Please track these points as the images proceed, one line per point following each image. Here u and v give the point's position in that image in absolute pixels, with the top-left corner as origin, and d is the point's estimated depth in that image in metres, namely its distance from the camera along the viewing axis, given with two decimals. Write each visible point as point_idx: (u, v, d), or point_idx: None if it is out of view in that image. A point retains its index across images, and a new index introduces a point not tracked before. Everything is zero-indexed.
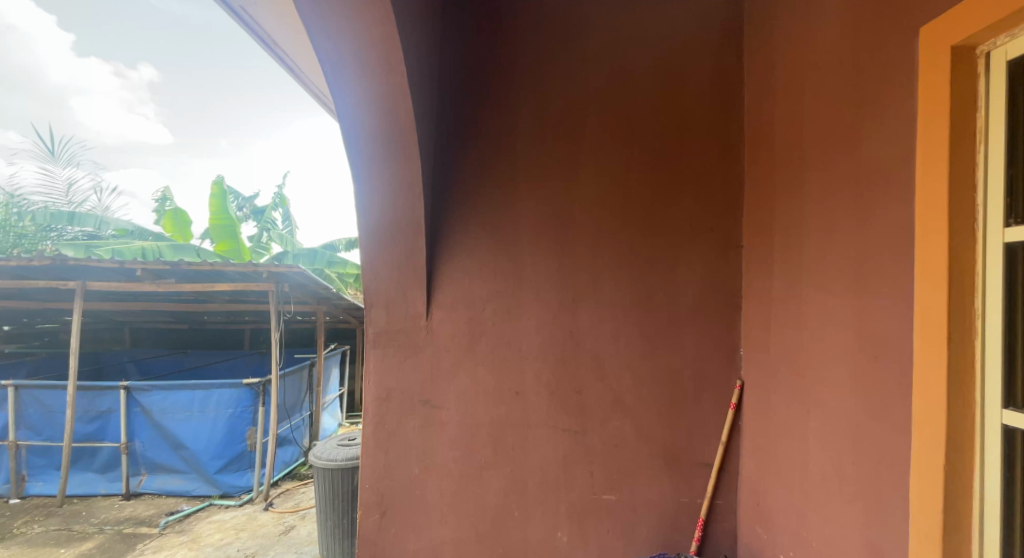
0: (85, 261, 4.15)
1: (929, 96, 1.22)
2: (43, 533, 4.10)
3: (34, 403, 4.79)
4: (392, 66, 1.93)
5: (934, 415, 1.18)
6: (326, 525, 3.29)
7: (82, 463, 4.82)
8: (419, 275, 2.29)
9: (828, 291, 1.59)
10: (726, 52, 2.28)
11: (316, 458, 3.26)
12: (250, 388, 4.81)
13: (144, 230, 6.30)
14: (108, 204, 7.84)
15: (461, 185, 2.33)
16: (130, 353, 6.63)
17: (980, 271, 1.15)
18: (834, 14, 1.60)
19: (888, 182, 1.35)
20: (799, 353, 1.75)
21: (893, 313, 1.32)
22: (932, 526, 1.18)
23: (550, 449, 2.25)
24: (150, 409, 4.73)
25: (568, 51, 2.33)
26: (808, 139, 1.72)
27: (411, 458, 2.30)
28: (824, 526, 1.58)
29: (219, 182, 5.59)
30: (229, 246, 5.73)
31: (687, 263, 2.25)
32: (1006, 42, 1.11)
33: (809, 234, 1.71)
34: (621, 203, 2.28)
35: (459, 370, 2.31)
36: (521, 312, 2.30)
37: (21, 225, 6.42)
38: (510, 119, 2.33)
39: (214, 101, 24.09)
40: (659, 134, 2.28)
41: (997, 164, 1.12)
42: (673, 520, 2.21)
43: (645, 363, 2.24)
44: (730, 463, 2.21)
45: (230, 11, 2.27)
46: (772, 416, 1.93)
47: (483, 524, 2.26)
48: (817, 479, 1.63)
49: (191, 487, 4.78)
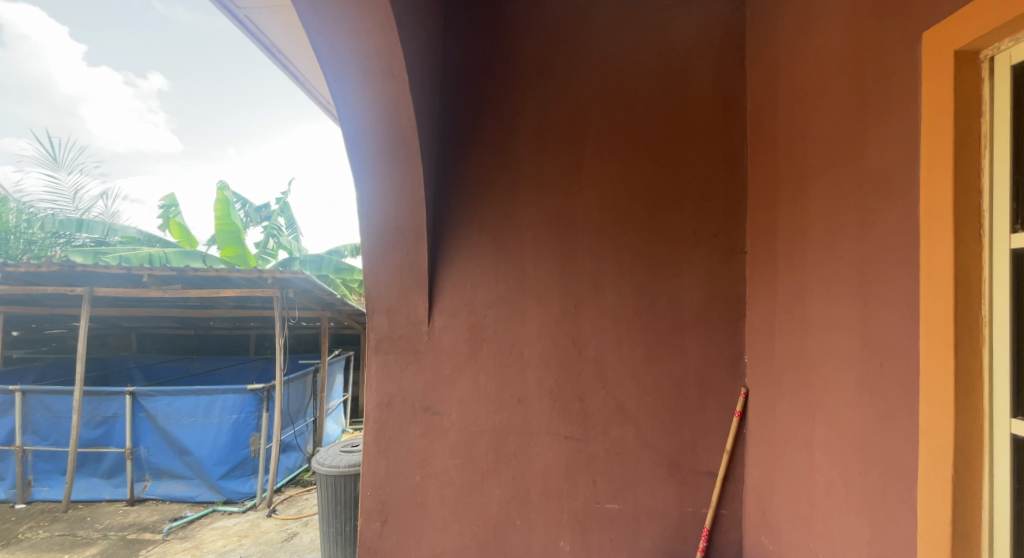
0: (93, 266, 4.16)
1: (931, 102, 1.21)
2: (48, 538, 4.10)
3: (41, 408, 4.84)
4: (392, 72, 1.94)
5: (942, 426, 1.16)
6: (328, 531, 3.28)
7: (87, 468, 4.83)
8: (419, 279, 2.29)
9: (834, 295, 1.57)
10: (728, 55, 2.28)
11: (318, 465, 3.24)
12: (255, 394, 4.82)
13: (151, 238, 6.27)
14: (115, 210, 7.93)
15: (462, 191, 2.33)
16: (136, 357, 6.69)
17: (986, 280, 1.13)
18: (836, 18, 1.60)
19: (890, 191, 1.35)
20: (805, 361, 1.72)
21: (898, 321, 1.31)
22: (941, 539, 1.15)
23: (553, 456, 2.24)
24: (155, 414, 4.74)
25: (568, 56, 2.34)
26: (812, 143, 1.71)
27: (412, 465, 2.29)
28: (829, 536, 1.56)
29: (225, 188, 5.61)
30: (235, 252, 5.74)
31: (690, 270, 2.23)
32: (1010, 46, 1.11)
33: (812, 241, 1.70)
34: (624, 208, 2.27)
35: (460, 376, 2.30)
36: (523, 317, 2.29)
37: (32, 232, 6.31)
38: (512, 124, 2.34)
39: (223, 110, 24.48)
40: (659, 138, 2.28)
41: (1002, 169, 1.12)
42: (677, 529, 2.18)
43: (648, 371, 2.22)
44: (735, 472, 2.19)
45: (235, 19, 2.30)
46: (776, 425, 1.92)
47: (484, 532, 2.24)
48: (823, 488, 1.60)
49: (195, 493, 4.77)
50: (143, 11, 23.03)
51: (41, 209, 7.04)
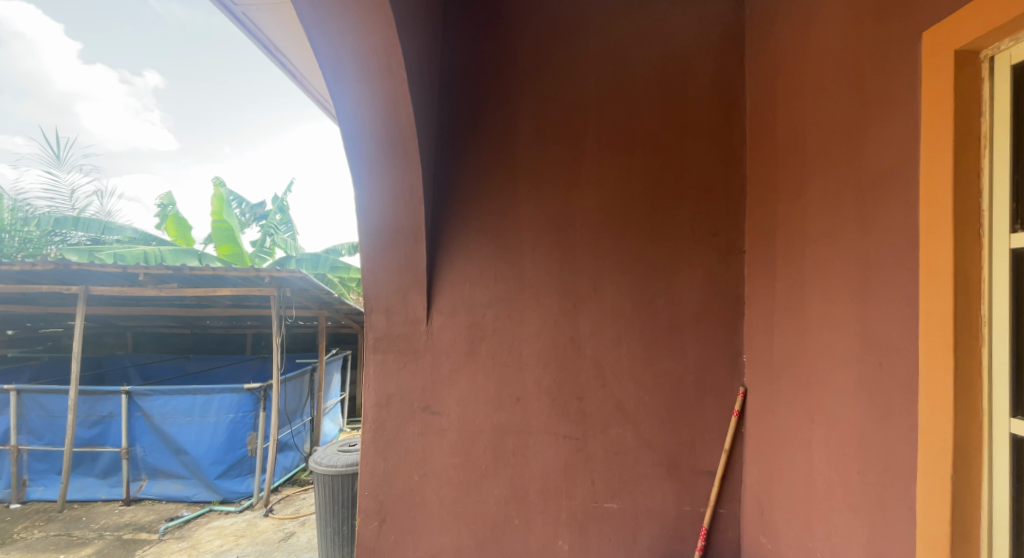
0: (88, 265, 4.11)
1: (931, 102, 1.21)
2: (44, 539, 4.08)
3: (36, 407, 4.81)
4: (392, 70, 1.93)
5: (942, 426, 1.16)
6: (325, 531, 3.27)
7: (82, 468, 4.80)
8: (418, 278, 2.28)
9: (833, 295, 1.57)
10: (728, 54, 2.28)
11: (316, 464, 3.25)
12: (251, 393, 4.81)
13: (148, 236, 6.21)
14: (110, 209, 7.89)
15: (462, 189, 2.32)
16: (133, 356, 6.66)
17: (986, 279, 1.13)
18: (835, 17, 1.60)
19: (888, 191, 1.35)
20: (803, 361, 1.73)
21: (898, 320, 1.30)
22: (941, 538, 1.15)
23: (551, 455, 2.23)
24: (150, 413, 4.72)
25: (567, 55, 2.33)
26: (811, 143, 1.71)
27: (411, 465, 2.28)
28: (828, 535, 1.56)
29: (220, 183, 5.59)
30: (231, 250, 5.70)
31: (689, 268, 2.23)
32: (1010, 46, 1.12)
33: (810, 240, 1.70)
34: (623, 207, 2.27)
35: (459, 375, 2.29)
36: (522, 316, 2.28)
37: (27, 229, 6.28)
38: (512, 122, 2.33)
39: (220, 109, 24.34)
40: (658, 137, 2.28)
41: (1002, 168, 1.12)
42: (675, 529, 2.19)
43: (646, 371, 2.22)
44: (733, 471, 2.19)
45: (232, 16, 2.29)
46: (775, 424, 1.91)
47: (483, 532, 2.24)
48: (822, 487, 1.60)
49: (192, 492, 4.75)
50: (141, 10, 22.92)
51: (37, 207, 7.01)
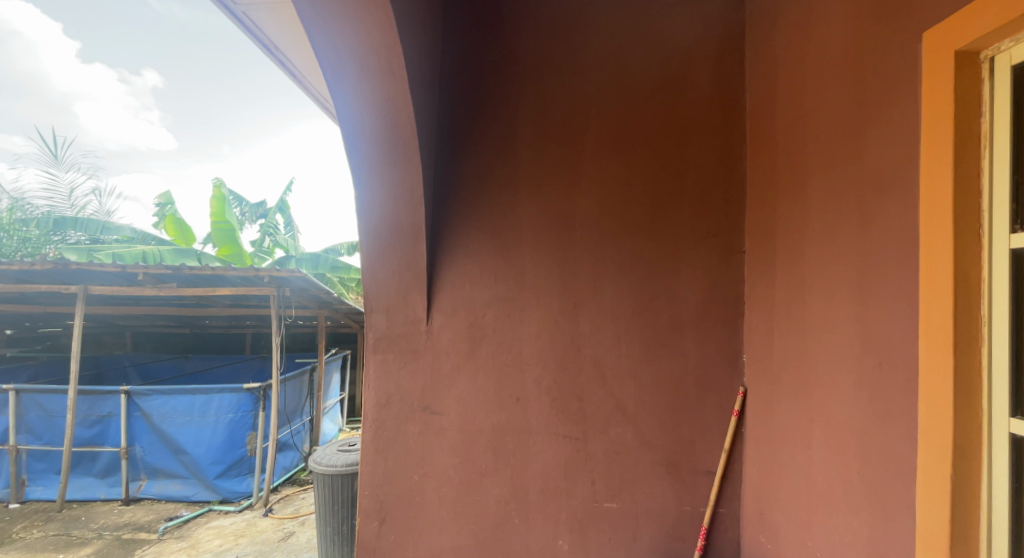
0: (87, 265, 4.11)
1: (931, 102, 1.21)
2: (43, 538, 4.08)
3: (35, 407, 4.80)
4: (392, 70, 1.93)
5: (941, 425, 1.16)
6: (325, 531, 3.26)
7: (82, 468, 4.80)
8: (418, 277, 2.28)
9: (833, 295, 1.57)
10: (728, 54, 2.28)
11: (315, 464, 3.25)
12: (251, 393, 4.80)
13: (147, 236, 6.19)
14: (109, 209, 7.90)
15: (461, 188, 2.32)
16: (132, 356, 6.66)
17: (986, 279, 1.14)
18: (835, 17, 1.60)
19: (888, 192, 1.35)
20: (803, 361, 1.73)
21: (898, 320, 1.31)
22: (940, 537, 1.16)
23: (551, 455, 2.24)
24: (150, 413, 4.71)
25: (567, 55, 2.33)
26: (811, 143, 1.71)
27: (411, 465, 2.28)
28: (827, 535, 1.57)
29: (220, 184, 5.55)
30: (231, 250, 5.70)
31: (688, 268, 2.23)
32: (1011, 46, 1.12)
33: (810, 241, 1.71)
34: (623, 206, 2.27)
35: (459, 375, 2.29)
36: (522, 316, 2.28)
37: (26, 229, 6.26)
38: (512, 122, 2.33)
39: (220, 109, 24.32)
40: (658, 137, 2.28)
41: (1002, 168, 1.12)
42: (675, 528, 2.19)
43: (646, 371, 2.22)
44: (732, 470, 2.19)
45: (233, 16, 2.30)
46: (775, 424, 1.92)
47: (483, 532, 2.24)
48: (821, 487, 1.61)
49: (191, 492, 4.75)
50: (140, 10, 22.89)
51: (36, 207, 7.00)
